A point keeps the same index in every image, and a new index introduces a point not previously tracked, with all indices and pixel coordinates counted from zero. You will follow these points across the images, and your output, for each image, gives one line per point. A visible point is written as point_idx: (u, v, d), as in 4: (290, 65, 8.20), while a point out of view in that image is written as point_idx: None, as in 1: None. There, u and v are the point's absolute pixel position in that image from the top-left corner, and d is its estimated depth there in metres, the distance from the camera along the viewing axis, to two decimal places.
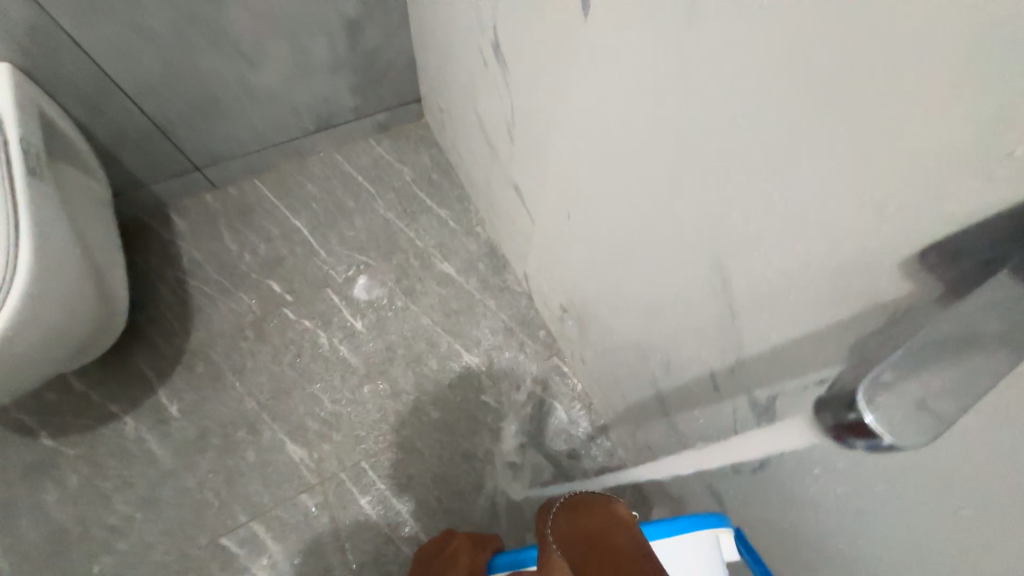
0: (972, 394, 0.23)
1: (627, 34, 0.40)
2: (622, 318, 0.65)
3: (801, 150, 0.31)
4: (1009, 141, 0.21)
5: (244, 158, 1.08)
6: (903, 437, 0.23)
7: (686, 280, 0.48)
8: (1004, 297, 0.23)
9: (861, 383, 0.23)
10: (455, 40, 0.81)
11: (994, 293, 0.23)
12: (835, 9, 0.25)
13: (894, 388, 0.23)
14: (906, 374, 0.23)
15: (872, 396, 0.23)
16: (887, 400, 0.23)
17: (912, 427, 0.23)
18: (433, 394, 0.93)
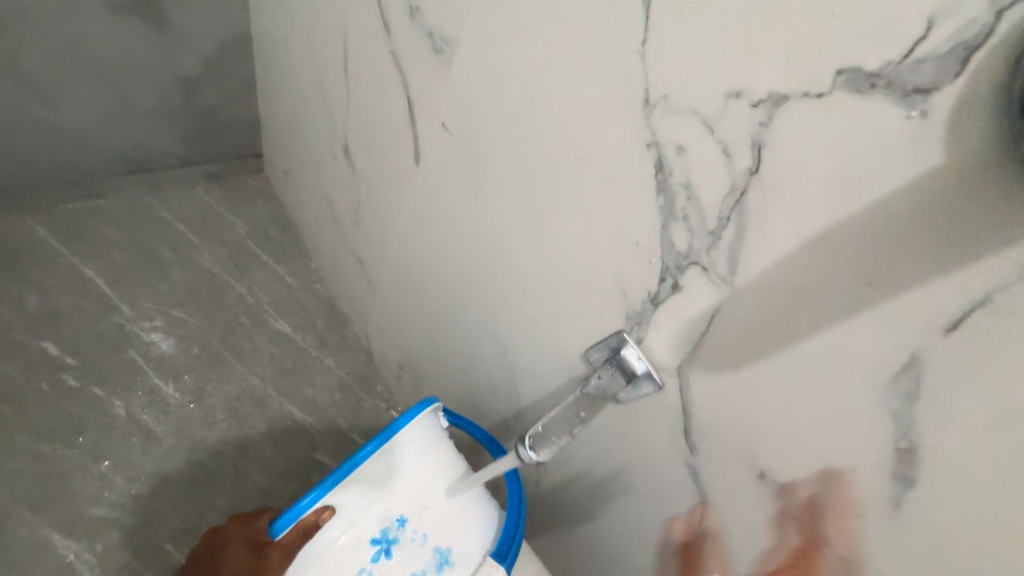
0: (577, 423, 0.47)
1: (444, 185, 0.58)
2: (448, 382, 0.80)
3: (535, 286, 0.51)
4: (607, 306, 0.44)
5: (13, 193, 0.92)
6: (536, 454, 0.47)
7: (486, 348, 0.66)
8: (603, 376, 0.45)
9: (527, 431, 0.47)
10: (303, 126, 0.91)
11: (602, 376, 0.45)
12: (542, 219, 0.46)
13: (539, 431, 0.47)
14: (547, 423, 0.47)
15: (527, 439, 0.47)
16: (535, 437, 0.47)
17: (543, 448, 0.47)
18: (261, 458, 0.91)
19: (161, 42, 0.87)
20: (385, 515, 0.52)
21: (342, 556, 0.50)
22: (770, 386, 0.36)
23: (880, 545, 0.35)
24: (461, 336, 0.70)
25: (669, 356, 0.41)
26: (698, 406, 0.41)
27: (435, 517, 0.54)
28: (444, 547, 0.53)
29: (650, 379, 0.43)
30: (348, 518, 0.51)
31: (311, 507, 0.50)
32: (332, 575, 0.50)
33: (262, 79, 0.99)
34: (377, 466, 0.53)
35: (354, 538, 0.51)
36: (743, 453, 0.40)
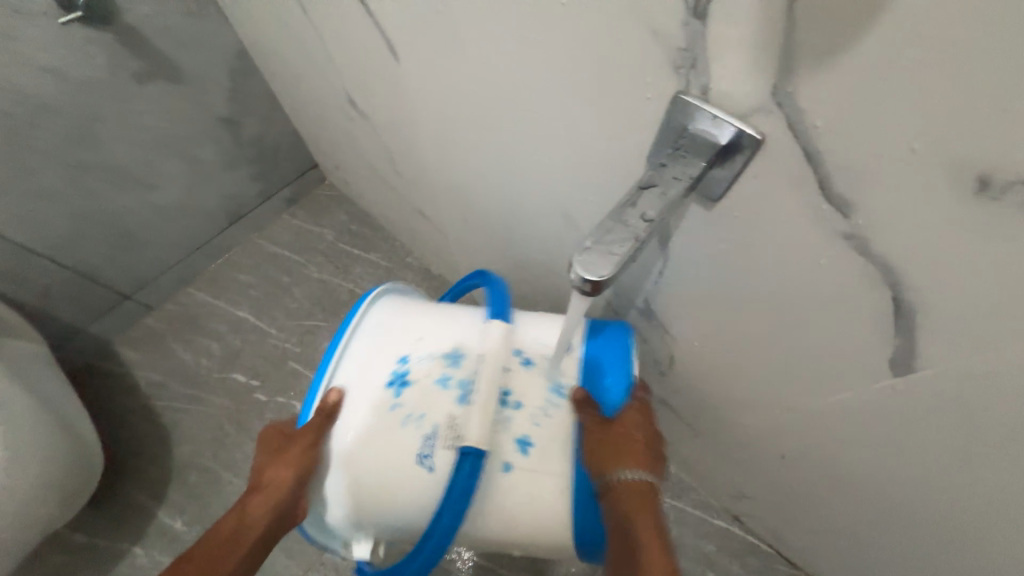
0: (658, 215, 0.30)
1: (428, 59, 0.49)
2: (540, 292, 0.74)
3: (557, 113, 0.40)
4: (643, 74, 0.31)
5: (170, 273, 1.13)
6: (605, 267, 0.28)
7: (553, 229, 0.57)
8: (682, 157, 0.30)
9: (574, 254, 0.29)
10: (322, 111, 0.92)
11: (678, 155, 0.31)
12: (527, 9, 0.35)
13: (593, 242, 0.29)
14: (599, 231, 0.29)
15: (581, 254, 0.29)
16: (590, 249, 0.29)
17: (608, 258, 0.28)
18: None
19: (192, 94, 0.93)
20: (389, 362, 0.52)
21: (367, 404, 0.50)
22: (941, 11, 0.19)
23: None
24: (527, 233, 0.63)
25: (756, 86, 0.26)
26: (833, 138, 0.26)
27: (431, 339, 0.53)
28: (453, 350, 0.53)
29: (740, 140, 0.29)
30: (357, 385, 0.52)
31: (322, 388, 0.52)
32: (366, 426, 0.49)
33: (279, 89, 1.02)
34: (365, 338, 0.55)
35: (371, 392, 0.51)
36: (935, 164, 0.23)
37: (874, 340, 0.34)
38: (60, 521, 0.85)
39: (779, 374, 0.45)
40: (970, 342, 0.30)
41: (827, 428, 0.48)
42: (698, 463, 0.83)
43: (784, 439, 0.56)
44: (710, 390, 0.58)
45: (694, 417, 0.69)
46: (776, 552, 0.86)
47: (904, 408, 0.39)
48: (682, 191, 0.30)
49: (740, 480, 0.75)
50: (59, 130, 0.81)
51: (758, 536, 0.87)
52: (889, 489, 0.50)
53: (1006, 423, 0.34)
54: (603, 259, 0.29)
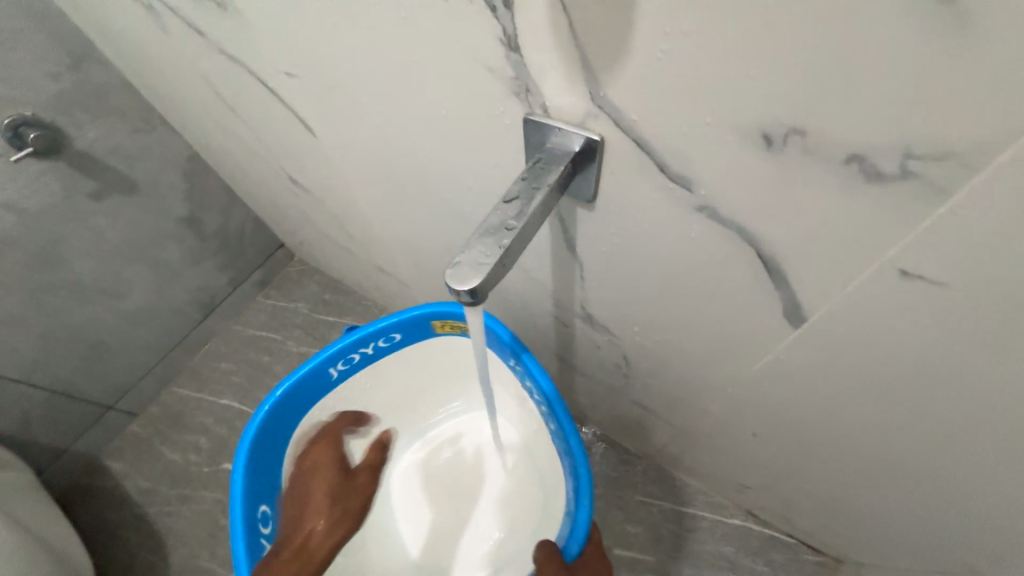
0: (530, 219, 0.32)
1: (335, 128, 0.54)
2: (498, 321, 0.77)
3: (448, 153, 0.44)
4: (496, 106, 0.35)
5: (150, 375, 1.14)
6: (480, 276, 0.29)
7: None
8: (546, 165, 0.33)
9: (449, 274, 0.30)
10: (272, 194, 0.98)
11: (544, 162, 0.33)
12: (391, 73, 0.39)
13: (467, 254, 0.30)
14: (469, 246, 0.31)
15: (455, 270, 0.30)
16: (463, 259, 0.30)
17: (480, 269, 0.30)
18: None
19: (149, 202, 0.99)
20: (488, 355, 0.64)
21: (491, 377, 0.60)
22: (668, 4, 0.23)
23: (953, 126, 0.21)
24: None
25: (576, 96, 0.30)
26: (648, 125, 0.29)
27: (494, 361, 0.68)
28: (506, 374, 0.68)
29: (586, 145, 0.32)
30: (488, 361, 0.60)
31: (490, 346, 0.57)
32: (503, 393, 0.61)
33: (232, 181, 1.08)
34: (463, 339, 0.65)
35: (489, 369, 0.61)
36: (726, 129, 0.26)
37: (764, 299, 0.37)
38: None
39: (713, 351, 0.47)
40: (831, 284, 0.32)
41: (773, 395, 0.49)
42: (692, 462, 0.82)
43: (747, 416, 0.56)
44: (667, 383, 0.60)
45: (668, 414, 0.70)
46: (795, 540, 0.83)
47: (824, 362, 0.40)
48: (543, 199, 0.32)
49: (733, 470, 0.74)
50: (21, 259, 0.86)
51: (775, 527, 0.84)
52: (851, 447, 0.50)
53: (902, 358, 0.35)
54: (475, 269, 0.30)
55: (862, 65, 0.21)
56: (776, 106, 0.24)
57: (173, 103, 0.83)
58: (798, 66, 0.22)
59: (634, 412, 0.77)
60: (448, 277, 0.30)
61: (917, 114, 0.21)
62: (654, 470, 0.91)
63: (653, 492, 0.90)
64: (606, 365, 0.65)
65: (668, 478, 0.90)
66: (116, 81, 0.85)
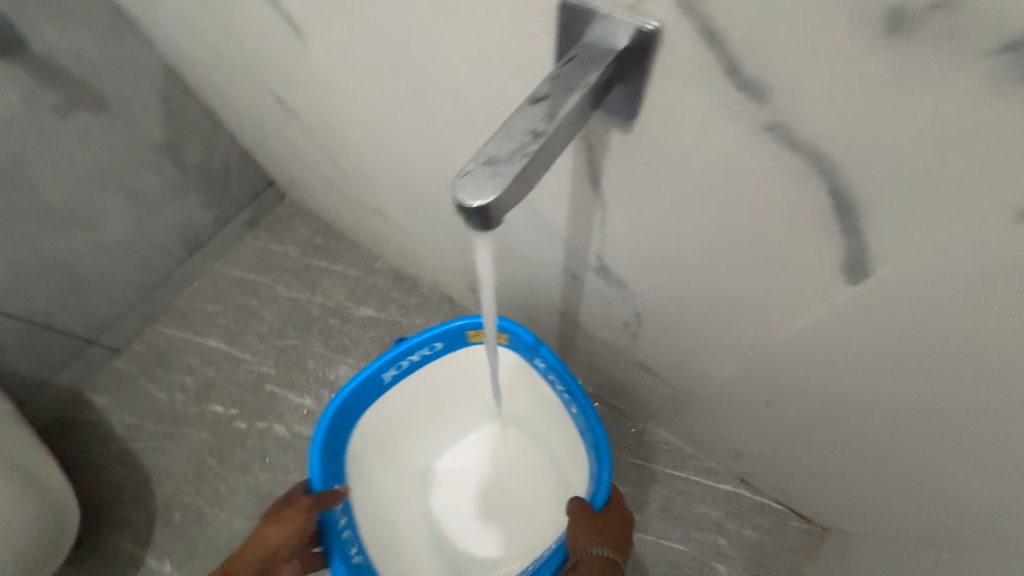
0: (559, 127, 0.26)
1: (326, 28, 0.46)
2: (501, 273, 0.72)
3: (458, 61, 0.37)
4: None
5: (132, 311, 1.09)
6: (497, 188, 0.24)
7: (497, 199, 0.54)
8: (584, 61, 0.27)
9: (456, 186, 0.24)
10: (259, 122, 0.89)
11: (581, 57, 0.27)
12: None
13: (480, 163, 0.24)
14: (483, 155, 0.25)
15: (465, 182, 0.24)
16: (476, 170, 0.24)
17: (495, 181, 0.24)
18: None
19: (123, 122, 0.90)
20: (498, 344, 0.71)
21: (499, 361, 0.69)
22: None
23: None
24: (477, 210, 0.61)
25: None
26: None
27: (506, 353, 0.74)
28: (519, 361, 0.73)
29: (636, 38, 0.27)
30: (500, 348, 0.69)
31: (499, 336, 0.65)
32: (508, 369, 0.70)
33: (215, 107, 0.98)
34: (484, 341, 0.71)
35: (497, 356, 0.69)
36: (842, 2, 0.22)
37: None
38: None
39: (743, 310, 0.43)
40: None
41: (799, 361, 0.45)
42: (689, 427, 0.80)
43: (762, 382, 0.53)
44: (679, 345, 0.56)
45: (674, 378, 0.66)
46: (785, 509, 0.83)
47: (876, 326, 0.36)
48: (578, 102, 0.26)
49: (733, 437, 0.72)
50: None
51: (766, 495, 0.84)
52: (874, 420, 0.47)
53: None
54: (488, 182, 0.24)
55: None
56: None
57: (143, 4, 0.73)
58: None
59: (637, 375, 0.74)
60: (454, 184, 0.24)
61: None
62: (650, 434, 0.90)
63: (646, 455, 0.89)
64: (615, 324, 0.61)
65: (663, 443, 0.89)
66: None
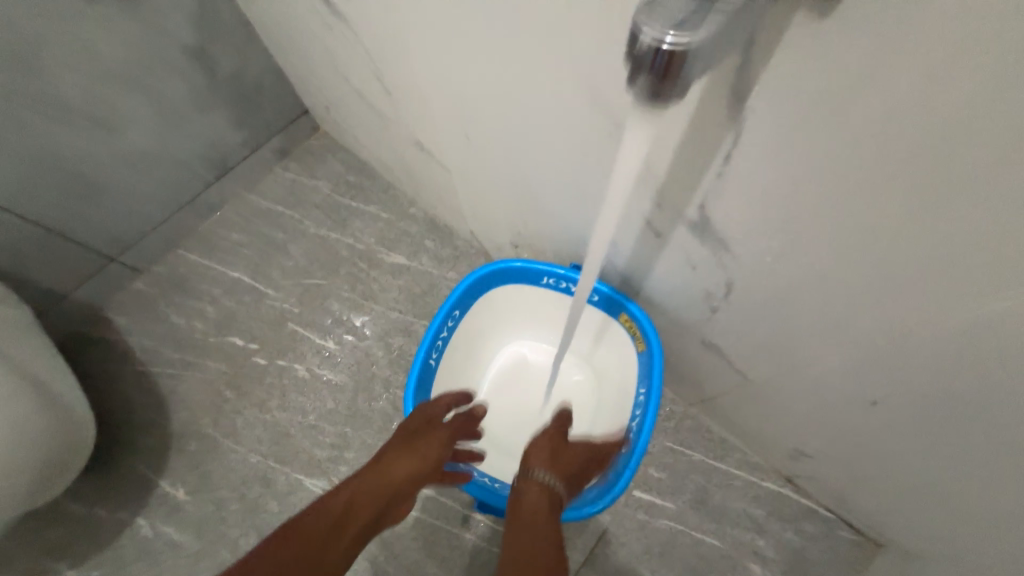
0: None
1: None
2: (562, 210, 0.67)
3: None
4: None
5: (155, 232, 1.04)
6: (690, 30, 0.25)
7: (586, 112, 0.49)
8: None
9: (640, 20, 0.26)
10: (299, 31, 0.80)
11: None
12: None
13: (666, 11, 0.26)
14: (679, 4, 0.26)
15: (653, 21, 0.26)
16: (662, 15, 0.26)
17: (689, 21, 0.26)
18: None
19: (151, 16, 0.81)
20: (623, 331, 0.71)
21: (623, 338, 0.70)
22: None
23: None
24: (554, 131, 0.55)
25: None
26: None
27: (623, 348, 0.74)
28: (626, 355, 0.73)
29: None
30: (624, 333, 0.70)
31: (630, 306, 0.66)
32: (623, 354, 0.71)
33: (253, 12, 0.89)
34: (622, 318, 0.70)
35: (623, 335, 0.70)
36: None
37: None
38: (33, 506, 0.80)
39: None
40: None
41: None
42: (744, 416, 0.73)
43: None
44: None
45: None
46: (835, 516, 0.76)
47: None
48: None
49: None
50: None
51: (816, 499, 0.77)
52: None
53: None
54: (678, 19, 0.26)
55: None
56: None
57: None
58: None
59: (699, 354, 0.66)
60: (640, 24, 0.26)
61: None
62: (693, 420, 0.83)
63: (686, 442, 0.82)
64: None
65: (707, 431, 0.82)
66: None
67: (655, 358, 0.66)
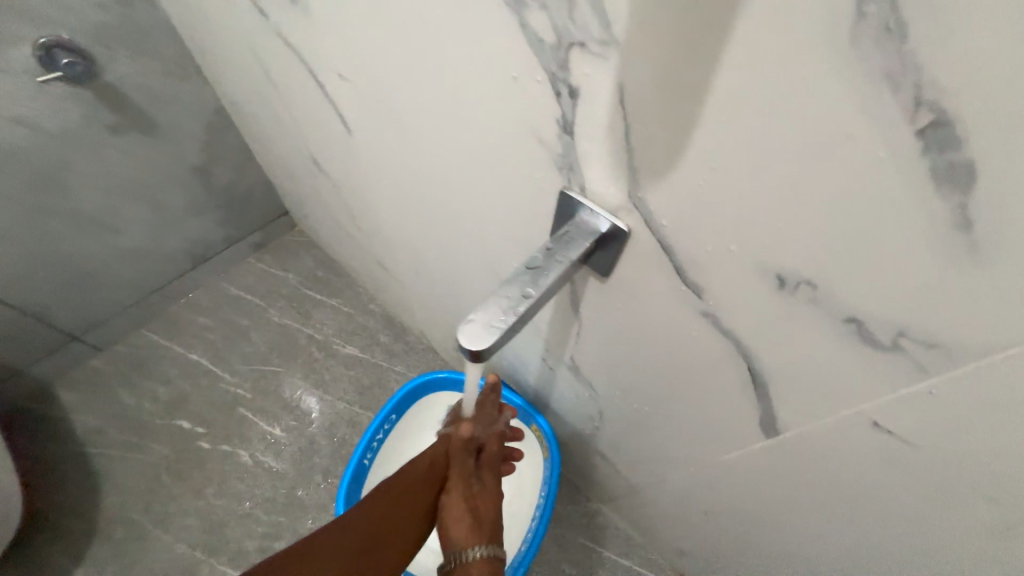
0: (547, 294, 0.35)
1: (374, 137, 0.55)
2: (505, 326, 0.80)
3: (481, 194, 0.46)
4: (537, 169, 0.37)
5: (124, 314, 1.12)
6: (495, 340, 0.32)
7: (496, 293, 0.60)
8: (562, 241, 0.35)
9: (462, 327, 0.32)
10: (290, 167, 0.98)
11: (559, 241, 0.35)
12: (447, 112, 0.41)
13: (482, 318, 0.33)
14: (486, 309, 0.33)
15: (470, 329, 0.32)
16: (478, 324, 0.32)
17: (493, 331, 0.32)
18: None
19: (165, 145, 0.97)
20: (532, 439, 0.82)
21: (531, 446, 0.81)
22: (722, 139, 0.25)
23: (936, 309, 0.25)
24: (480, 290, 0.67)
25: (614, 188, 0.32)
26: (678, 232, 0.31)
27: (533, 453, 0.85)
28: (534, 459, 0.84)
29: (613, 230, 0.34)
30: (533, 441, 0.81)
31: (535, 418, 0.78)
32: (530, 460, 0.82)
33: (253, 143, 1.07)
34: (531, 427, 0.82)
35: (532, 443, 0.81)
36: (750, 267, 0.30)
37: (745, 402, 0.39)
38: None
39: (687, 432, 0.49)
40: (808, 400, 0.35)
41: (734, 483, 0.51)
42: (639, 518, 0.84)
43: (703, 494, 0.59)
44: (634, 447, 0.62)
45: (629, 473, 0.71)
46: None
47: (789, 466, 0.43)
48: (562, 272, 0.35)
49: (675, 534, 0.76)
50: (23, 176, 0.83)
51: None
52: (793, 545, 0.53)
53: (861, 477, 0.38)
54: (487, 328, 0.32)
55: (878, 244, 0.24)
56: (793, 251, 0.27)
57: (213, 57, 0.82)
58: (823, 226, 0.25)
59: (597, 462, 0.78)
60: (460, 330, 0.32)
61: (920, 302, 0.25)
62: (603, 517, 0.93)
63: (595, 538, 0.91)
64: (582, 415, 0.67)
65: (614, 528, 0.92)
66: (160, 23, 0.84)
67: (554, 467, 0.78)
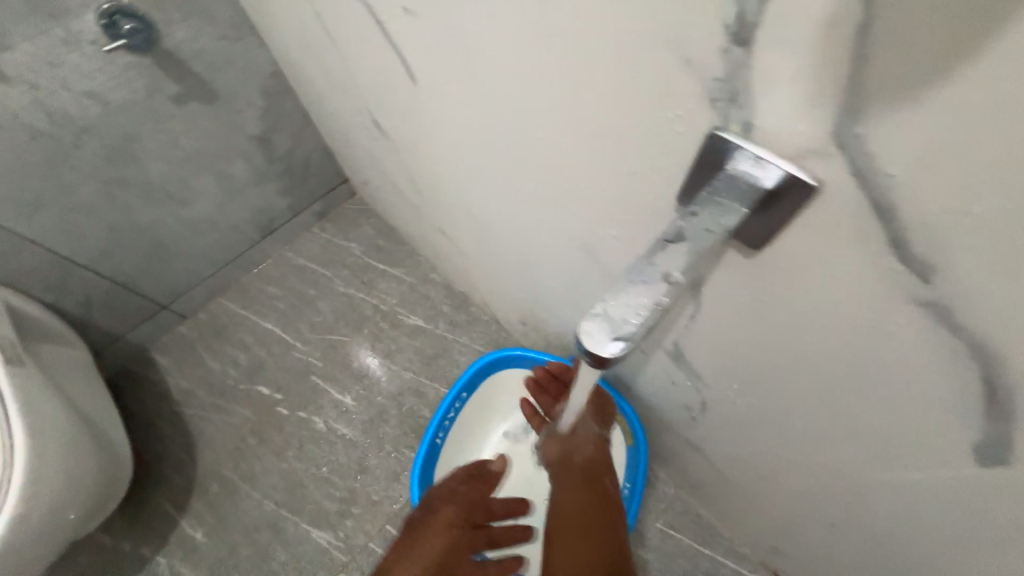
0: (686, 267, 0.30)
1: (440, 86, 0.48)
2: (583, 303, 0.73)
3: (577, 144, 0.38)
4: (675, 103, 0.28)
5: (203, 284, 1.16)
6: (619, 344, 0.30)
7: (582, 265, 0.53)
8: (713, 201, 0.28)
9: (584, 323, 0.31)
10: (348, 130, 0.92)
11: (707, 201, 0.29)
12: (539, 40, 0.33)
13: (604, 316, 0.31)
14: (611, 302, 0.31)
15: (594, 328, 0.31)
16: (601, 323, 0.31)
17: (615, 330, 0.30)
18: None
19: (226, 112, 0.96)
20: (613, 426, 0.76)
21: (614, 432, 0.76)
22: None
23: None
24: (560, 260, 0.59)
25: (808, 125, 0.24)
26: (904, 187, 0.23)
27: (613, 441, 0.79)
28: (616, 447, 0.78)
29: (789, 180, 0.26)
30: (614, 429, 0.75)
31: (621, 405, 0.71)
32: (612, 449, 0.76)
33: (310, 107, 1.04)
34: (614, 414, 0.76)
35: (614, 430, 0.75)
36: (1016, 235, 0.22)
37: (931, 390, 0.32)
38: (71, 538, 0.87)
39: (824, 421, 0.42)
40: None
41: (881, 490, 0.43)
42: (728, 510, 0.76)
43: (827, 498, 0.50)
44: (744, 445, 0.53)
45: (728, 469, 0.63)
46: None
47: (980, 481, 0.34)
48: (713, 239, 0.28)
49: (775, 534, 0.68)
50: (100, 149, 0.84)
51: None
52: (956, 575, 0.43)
53: None
54: (613, 331, 0.30)
55: None
56: None
57: (265, 11, 0.77)
58: None
59: (686, 451, 0.71)
60: (583, 331, 0.31)
61: None
62: (683, 504, 0.86)
63: (675, 525, 0.85)
64: (676, 403, 0.60)
65: (695, 516, 0.85)
66: None
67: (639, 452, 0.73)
